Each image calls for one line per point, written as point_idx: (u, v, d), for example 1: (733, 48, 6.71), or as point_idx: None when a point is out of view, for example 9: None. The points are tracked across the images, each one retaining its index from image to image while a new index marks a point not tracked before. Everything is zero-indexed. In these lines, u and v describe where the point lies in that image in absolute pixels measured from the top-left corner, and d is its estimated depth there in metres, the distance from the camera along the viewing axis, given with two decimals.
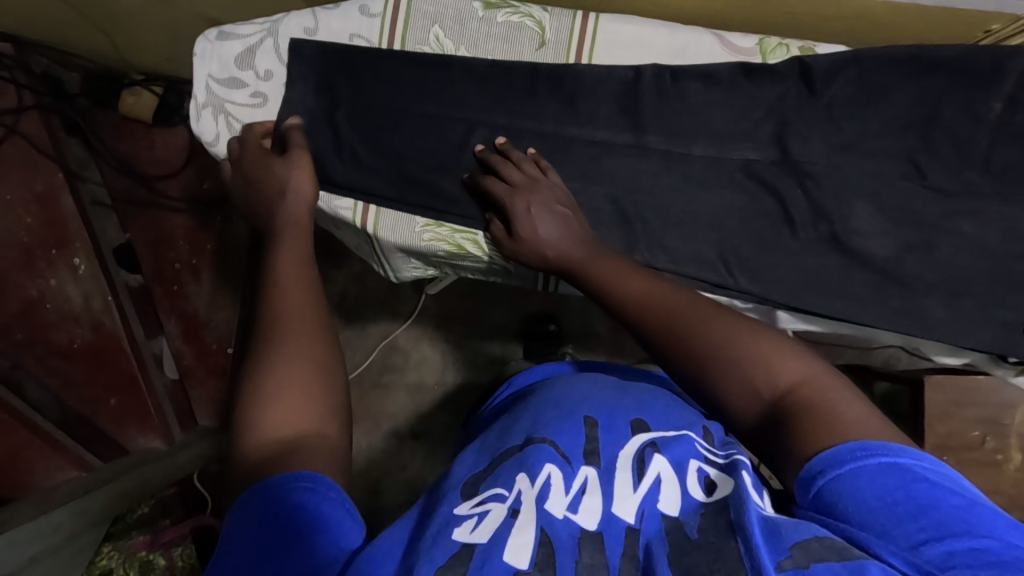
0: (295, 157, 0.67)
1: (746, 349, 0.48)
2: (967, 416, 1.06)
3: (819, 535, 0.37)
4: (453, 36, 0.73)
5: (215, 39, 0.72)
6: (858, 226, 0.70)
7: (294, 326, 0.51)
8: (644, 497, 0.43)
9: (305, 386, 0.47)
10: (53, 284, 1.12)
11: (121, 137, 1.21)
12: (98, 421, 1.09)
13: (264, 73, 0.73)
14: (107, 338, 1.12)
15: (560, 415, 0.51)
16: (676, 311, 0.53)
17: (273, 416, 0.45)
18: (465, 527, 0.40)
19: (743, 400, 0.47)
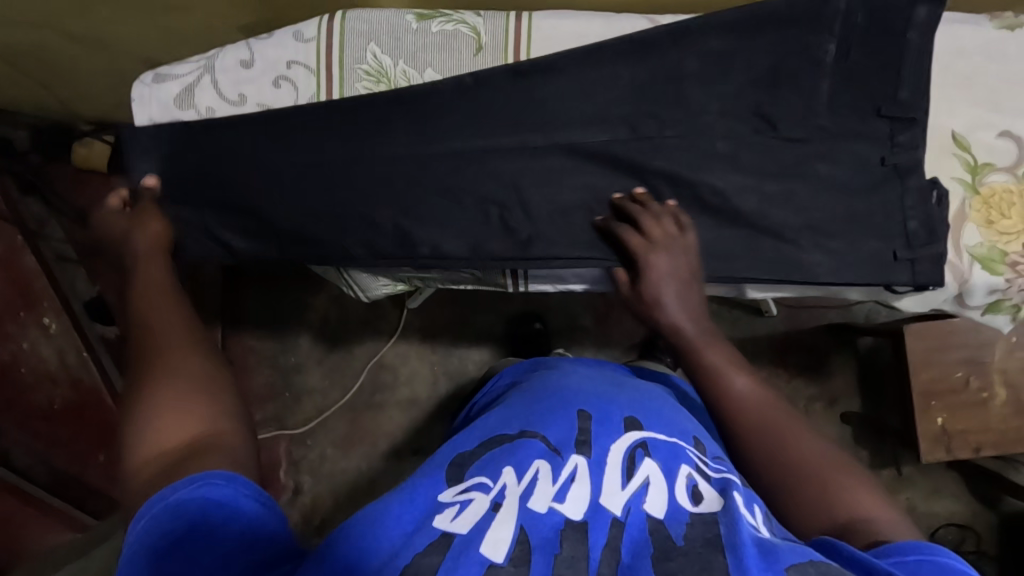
0: (141, 211, 0.67)
1: (833, 475, 0.48)
2: (948, 360, 1.09)
3: (813, 560, 0.37)
4: (390, 52, 0.72)
5: (152, 82, 0.74)
6: (801, 196, 0.65)
7: (166, 351, 0.50)
8: (632, 495, 0.42)
9: (189, 401, 0.46)
10: (25, 346, 1.10)
11: (78, 190, 1.19)
12: (87, 479, 1.08)
13: (205, 110, 0.74)
14: (86, 393, 1.10)
15: (555, 407, 0.51)
16: (767, 417, 0.53)
17: (163, 431, 0.44)
18: (447, 515, 0.41)
19: (817, 516, 0.46)
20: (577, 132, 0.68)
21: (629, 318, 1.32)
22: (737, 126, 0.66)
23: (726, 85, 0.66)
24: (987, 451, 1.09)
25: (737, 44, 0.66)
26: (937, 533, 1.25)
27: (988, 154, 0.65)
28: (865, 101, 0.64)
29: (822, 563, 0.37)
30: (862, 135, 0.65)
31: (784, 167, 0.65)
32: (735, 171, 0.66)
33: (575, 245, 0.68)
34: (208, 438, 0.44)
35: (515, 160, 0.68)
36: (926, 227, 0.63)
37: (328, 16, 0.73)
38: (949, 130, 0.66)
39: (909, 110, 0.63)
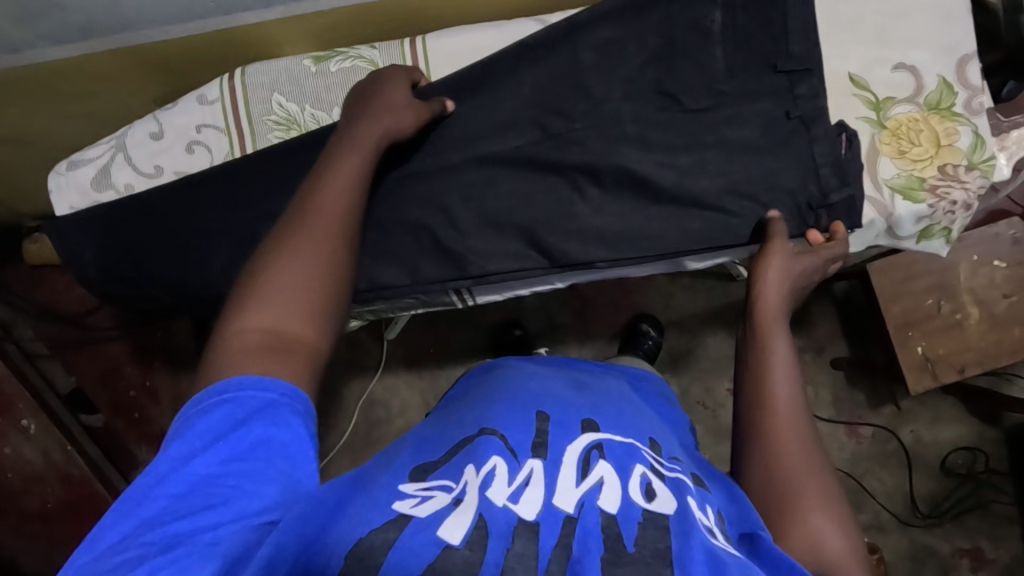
0: (397, 75, 0.63)
1: (796, 497, 0.48)
2: (917, 289, 1.10)
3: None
4: (295, 98, 0.73)
5: (67, 171, 0.75)
6: (716, 164, 0.66)
7: (314, 217, 0.47)
8: (586, 492, 0.44)
9: (302, 287, 0.45)
10: (6, 452, 1.04)
11: (37, 286, 1.20)
12: None
13: (124, 187, 0.75)
14: (79, 486, 1.06)
15: (515, 408, 0.52)
16: (793, 472, 0.49)
17: (263, 308, 0.43)
18: (407, 501, 0.42)
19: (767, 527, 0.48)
20: (490, 141, 0.70)
21: (605, 307, 1.34)
22: (641, 106, 0.68)
23: (622, 71, 0.69)
24: (972, 370, 1.10)
25: (625, 31, 0.69)
26: (947, 460, 1.26)
27: (889, 88, 0.67)
28: (757, 60, 0.66)
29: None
30: (763, 93, 0.66)
31: (694, 138, 0.67)
32: (647, 151, 0.67)
33: (507, 257, 0.69)
34: (299, 342, 0.43)
35: (437, 181, 0.70)
36: (833, 171, 0.65)
37: (228, 75, 0.73)
38: (845, 73, 0.68)
39: (802, 62, 0.65)
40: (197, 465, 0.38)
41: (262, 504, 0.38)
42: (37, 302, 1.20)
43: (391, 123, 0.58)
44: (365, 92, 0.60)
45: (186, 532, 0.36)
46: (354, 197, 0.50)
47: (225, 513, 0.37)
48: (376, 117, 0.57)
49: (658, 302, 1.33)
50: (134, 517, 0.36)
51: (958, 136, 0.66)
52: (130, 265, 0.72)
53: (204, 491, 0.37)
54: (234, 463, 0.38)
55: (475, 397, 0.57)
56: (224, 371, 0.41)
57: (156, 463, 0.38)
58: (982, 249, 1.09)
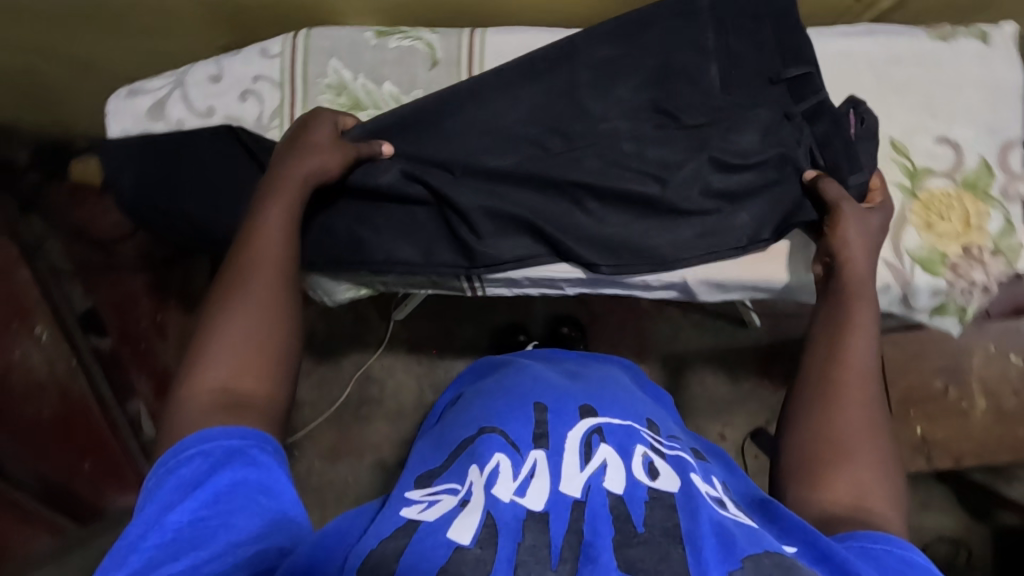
0: (319, 117, 0.68)
1: (852, 444, 0.51)
2: (927, 368, 1.09)
3: (769, 552, 0.40)
4: (351, 66, 0.76)
5: (125, 97, 0.78)
6: (701, 173, 0.71)
7: (259, 273, 0.54)
8: (590, 475, 0.46)
9: (251, 340, 0.51)
10: (16, 355, 1.04)
11: (76, 205, 1.22)
12: (75, 487, 1.09)
13: (174, 121, 0.78)
14: (74, 403, 1.10)
15: (513, 402, 0.56)
16: (844, 426, 0.52)
17: (217, 369, 0.49)
18: (415, 509, 0.46)
19: (818, 463, 0.51)
20: (487, 158, 0.74)
21: (611, 328, 1.36)
22: (639, 124, 0.73)
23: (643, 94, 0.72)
24: (969, 462, 1.07)
25: (626, 52, 0.74)
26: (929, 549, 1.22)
27: (927, 159, 0.69)
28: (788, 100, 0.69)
29: (777, 553, 0.40)
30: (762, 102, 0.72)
31: (685, 152, 0.72)
32: (647, 168, 0.72)
33: (521, 252, 0.72)
34: (255, 397, 0.49)
35: (441, 177, 0.72)
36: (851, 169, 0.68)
37: (293, 34, 0.76)
38: (887, 137, 0.70)
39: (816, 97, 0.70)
40: (179, 513, 0.41)
41: (246, 534, 0.41)
42: (70, 221, 1.23)
43: (315, 168, 0.63)
44: (292, 141, 0.65)
45: (179, 569, 0.39)
46: (288, 249, 0.57)
47: (209, 552, 0.40)
48: (309, 162, 0.63)
49: (664, 333, 1.35)
50: (125, 567, 0.39)
51: (989, 219, 0.67)
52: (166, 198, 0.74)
53: (190, 531, 0.41)
54: (213, 504, 0.42)
55: (473, 397, 0.61)
56: (189, 431, 0.46)
57: (135, 523, 0.41)
58: (1000, 341, 1.09)
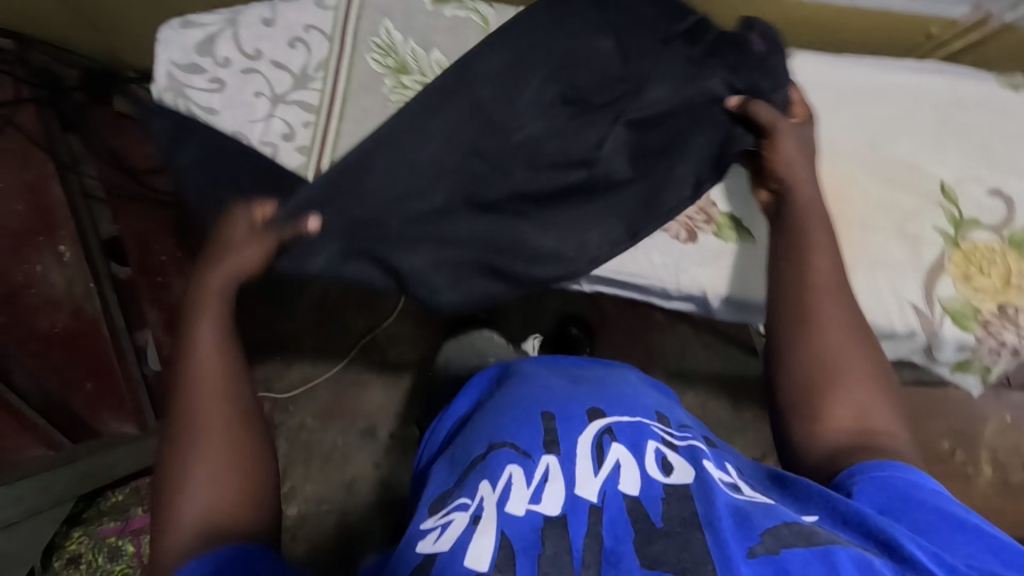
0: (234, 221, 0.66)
1: (840, 368, 0.54)
2: (936, 427, 1.05)
3: (788, 522, 0.43)
4: (402, 29, 0.76)
5: (178, 27, 0.74)
6: (621, 141, 0.73)
7: (202, 404, 0.53)
8: (605, 480, 0.47)
9: (214, 473, 0.50)
10: (38, 269, 1.12)
11: (113, 132, 1.28)
12: (72, 403, 1.10)
13: (222, 60, 0.74)
14: (86, 323, 1.12)
15: (519, 414, 0.56)
16: (829, 355, 0.55)
17: (189, 513, 0.48)
18: (429, 539, 0.45)
19: (813, 393, 0.54)
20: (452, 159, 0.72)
21: (619, 335, 1.37)
22: (551, 120, 0.73)
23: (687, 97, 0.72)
24: None
25: (592, 47, 0.75)
26: None
27: (976, 209, 0.67)
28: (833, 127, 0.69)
29: (795, 524, 0.43)
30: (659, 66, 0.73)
31: (600, 128, 0.73)
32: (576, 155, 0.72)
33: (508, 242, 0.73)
34: (233, 527, 0.49)
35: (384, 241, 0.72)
36: (771, 85, 0.70)
37: None
38: (938, 180, 0.67)
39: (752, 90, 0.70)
40: None
41: None
42: (108, 147, 1.26)
43: (234, 269, 0.62)
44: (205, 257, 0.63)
45: None
46: (227, 367, 0.56)
47: None
48: (229, 269, 0.62)
49: (672, 350, 1.36)
50: None
51: None
52: (225, 162, 0.71)
53: None
54: None
55: (484, 412, 0.60)
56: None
57: None
58: (1016, 413, 1.07)
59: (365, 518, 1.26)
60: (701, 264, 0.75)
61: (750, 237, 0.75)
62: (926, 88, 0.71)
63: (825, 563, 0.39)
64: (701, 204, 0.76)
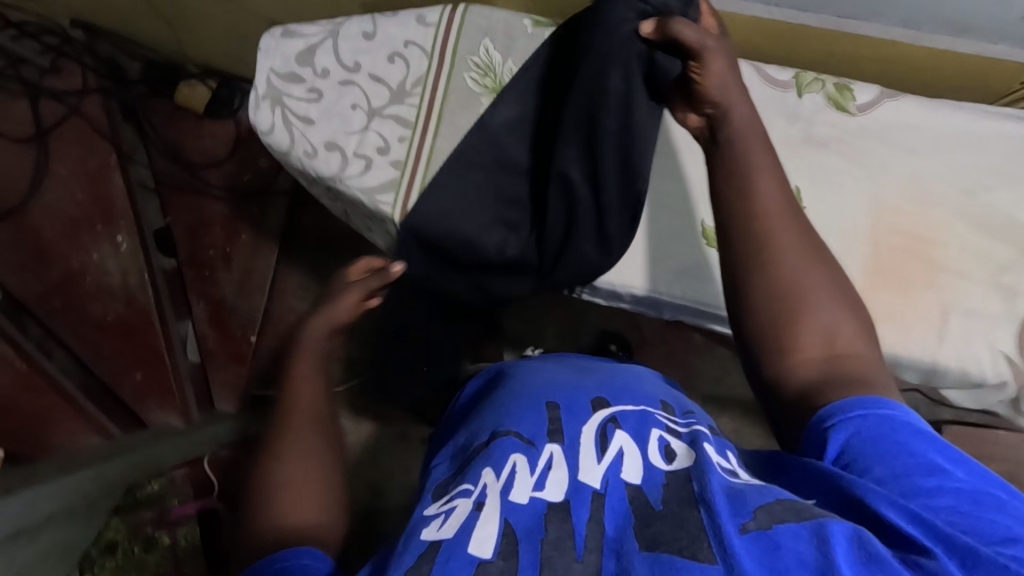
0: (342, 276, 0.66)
1: (804, 295, 0.49)
2: None
3: (781, 499, 0.40)
4: (502, 49, 0.76)
5: (279, 36, 0.74)
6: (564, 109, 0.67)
7: (298, 424, 0.57)
8: (609, 466, 0.45)
9: (305, 481, 0.53)
10: (94, 257, 1.16)
11: (172, 125, 1.26)
12: (121, 393, 1.11)
13: (320, 70, 0.75)
14: (139, 313, 1.15)
15: (524, 403, 0.54)
16: (790, 282, 0.49)
17: (278, 513, 0.51)
18: (433, 526, 0.41)
19: (775, 327, 0.49)
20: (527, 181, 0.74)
21: (657, 355, 1.37)
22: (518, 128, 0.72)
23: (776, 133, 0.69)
24: None
25: None
26: None
27: None
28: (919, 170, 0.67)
29: (788, 501, 0.40)
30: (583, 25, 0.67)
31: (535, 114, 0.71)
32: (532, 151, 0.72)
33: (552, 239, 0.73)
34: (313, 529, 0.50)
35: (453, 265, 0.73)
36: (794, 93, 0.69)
37: (452, 6, 0.76)
38: None
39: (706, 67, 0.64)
40: None
41: None
42: (167, 140, 1.25)
43: (331, 319, 0.62)
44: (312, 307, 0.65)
45: None
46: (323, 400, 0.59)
47: None
48: (330, 314, 0.63)
49: (711, 373, 1.36)
50: None
51: None
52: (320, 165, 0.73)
53: None
54: None
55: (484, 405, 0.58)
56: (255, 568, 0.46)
57: None
58: None
59: (392, 521, 1.26)
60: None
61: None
62: (997, 144, 0.68)
63: (816, 538, 0.36)
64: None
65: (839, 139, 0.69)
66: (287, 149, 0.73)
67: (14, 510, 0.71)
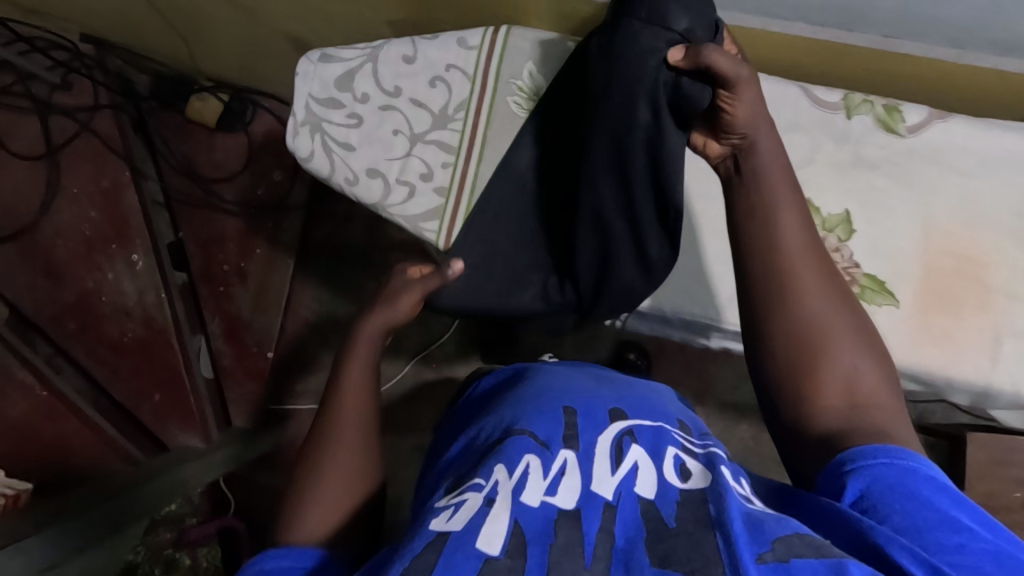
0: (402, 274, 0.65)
1: (825, 337, 0.49)
2: (1007, 478, 1.00)
3: (800, 532, 0.39)
4: (546, 73, 0.75)
5: (317, 61, 0.74)
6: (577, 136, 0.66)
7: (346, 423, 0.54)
8: (621, 480, 0.44)
9: (346, 485, 0.52)
10: (109, 277, 1.13)
11: (181, 138, 1.25)
12: (140, 414, 1.09)
13: (361, 95, 0.75)
14: (157, 333, 1.13)
15: (541, 404, 0.51)
16: (811, 325, 0.49)
17: (313, 512, 0.51)
18: (442, 517, 0.40)
19: (795, 370, 0.49)
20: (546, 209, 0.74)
21: (675, 364, 1.36)
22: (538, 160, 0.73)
23: (823, 158, 0.70)
24: None
25: None
26: None
27: None
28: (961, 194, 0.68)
29: (807, 534, 0.39)
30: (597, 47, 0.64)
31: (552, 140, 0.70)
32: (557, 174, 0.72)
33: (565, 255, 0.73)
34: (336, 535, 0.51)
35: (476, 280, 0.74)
36: (844, 120, 0.70)
37: (493, 29, 0.75)
38: None
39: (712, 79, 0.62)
40: None
41: None
42: (179, 153, 1.25)
43: (385, 319, 0.61)
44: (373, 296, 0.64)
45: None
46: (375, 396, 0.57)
47: None
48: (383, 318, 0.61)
49: (729, 382, 1.35)
50: None
51: None
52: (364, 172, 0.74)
53: None
54: None
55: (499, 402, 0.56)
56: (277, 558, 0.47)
57: None
58: None
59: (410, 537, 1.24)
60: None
61: (894, 300, 0.67)
62: None
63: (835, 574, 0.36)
64: (842, 263, 0.68)
65: (889, 161, 0.69)
66: (328, 177, 0.74)
67: (44, 544, 0.70)
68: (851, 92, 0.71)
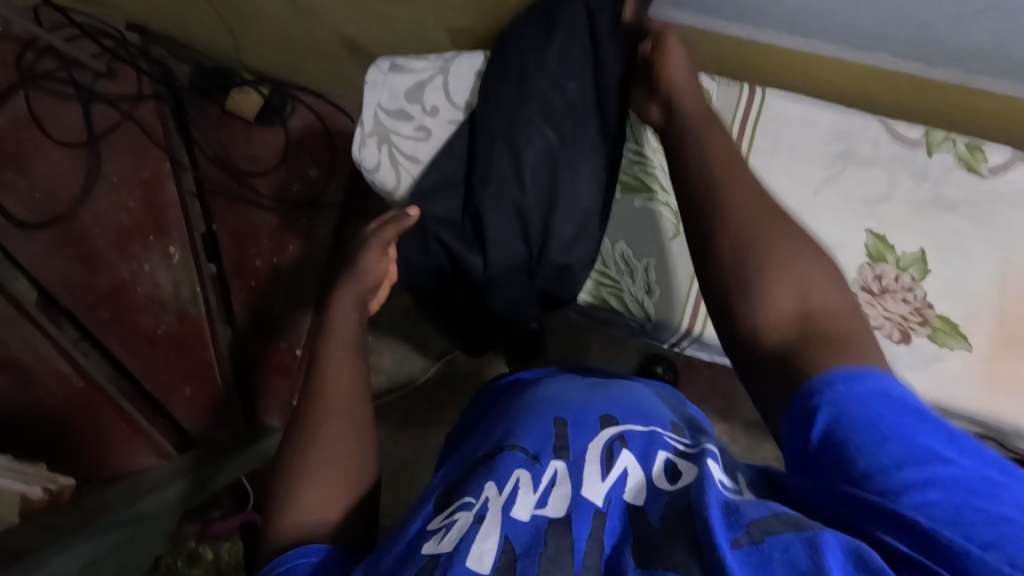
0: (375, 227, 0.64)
1: (771, 255, 0.46)
2: None
3: (778, 512, 0.37)
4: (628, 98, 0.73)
5: (386, 71, 0.75)
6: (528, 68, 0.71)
7: (332, 402, 0.51)
8: (612, 486, 0.42)
9: (342, 466, 0.49)
10: (145, 268, 1.14)
11: (220, 131, 1.23)
12: (171, 408, 1.09)
13: (430, 108, 0.75)
14: (190, 326, 1.13)
15: (532, 418, 0.49)
16: (753, 245, 0.47)
17: (305, 500, 0.47)
18: (433, 541, 0.40)
19: (742, 293, 0.46)
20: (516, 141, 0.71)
21: (703, 379, 1.34)
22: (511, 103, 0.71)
23: (901, 196, 0.69)
24: None
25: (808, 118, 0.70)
26: None
27: None
28: None
29: (787, 513, 0.37)
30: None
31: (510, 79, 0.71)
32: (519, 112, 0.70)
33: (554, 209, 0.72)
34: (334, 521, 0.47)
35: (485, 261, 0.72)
36: (924, 159, 0.69)
37: None
38: None
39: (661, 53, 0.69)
40: None
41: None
42: (216, 147, 1.22)
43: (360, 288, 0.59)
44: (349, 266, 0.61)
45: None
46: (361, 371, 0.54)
47: None
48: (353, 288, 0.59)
49: None
50: None
51: None
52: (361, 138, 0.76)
53: None
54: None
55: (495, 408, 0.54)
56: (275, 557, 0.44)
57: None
58: None
59: None
60: (914, 367, 0.67)
61: (967, 343, 0.67)
62: None
63: (805, 542, 0.34)
64: (915, 302, 0.67)
65: (969, 202, 0.69)
66: (393, 189, 0.75)
67: (89, 542, 0.70)
68: (933, 128, 0.70)
